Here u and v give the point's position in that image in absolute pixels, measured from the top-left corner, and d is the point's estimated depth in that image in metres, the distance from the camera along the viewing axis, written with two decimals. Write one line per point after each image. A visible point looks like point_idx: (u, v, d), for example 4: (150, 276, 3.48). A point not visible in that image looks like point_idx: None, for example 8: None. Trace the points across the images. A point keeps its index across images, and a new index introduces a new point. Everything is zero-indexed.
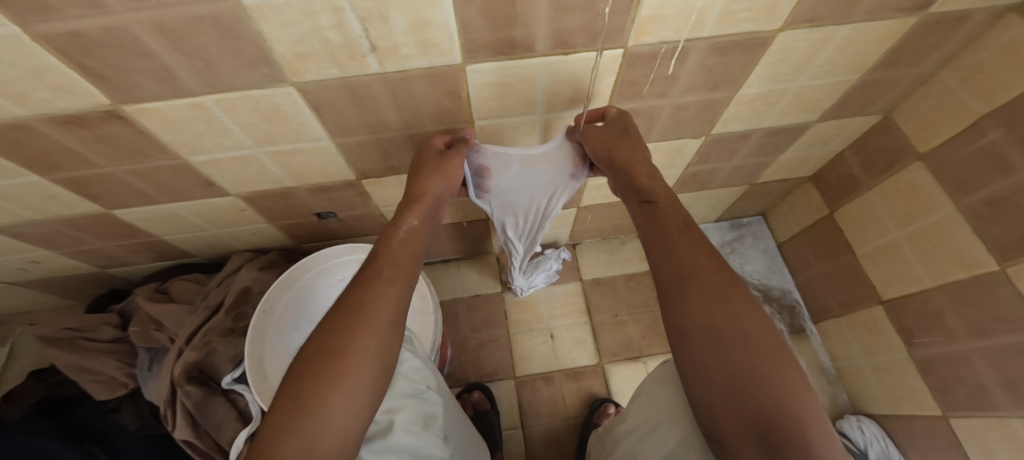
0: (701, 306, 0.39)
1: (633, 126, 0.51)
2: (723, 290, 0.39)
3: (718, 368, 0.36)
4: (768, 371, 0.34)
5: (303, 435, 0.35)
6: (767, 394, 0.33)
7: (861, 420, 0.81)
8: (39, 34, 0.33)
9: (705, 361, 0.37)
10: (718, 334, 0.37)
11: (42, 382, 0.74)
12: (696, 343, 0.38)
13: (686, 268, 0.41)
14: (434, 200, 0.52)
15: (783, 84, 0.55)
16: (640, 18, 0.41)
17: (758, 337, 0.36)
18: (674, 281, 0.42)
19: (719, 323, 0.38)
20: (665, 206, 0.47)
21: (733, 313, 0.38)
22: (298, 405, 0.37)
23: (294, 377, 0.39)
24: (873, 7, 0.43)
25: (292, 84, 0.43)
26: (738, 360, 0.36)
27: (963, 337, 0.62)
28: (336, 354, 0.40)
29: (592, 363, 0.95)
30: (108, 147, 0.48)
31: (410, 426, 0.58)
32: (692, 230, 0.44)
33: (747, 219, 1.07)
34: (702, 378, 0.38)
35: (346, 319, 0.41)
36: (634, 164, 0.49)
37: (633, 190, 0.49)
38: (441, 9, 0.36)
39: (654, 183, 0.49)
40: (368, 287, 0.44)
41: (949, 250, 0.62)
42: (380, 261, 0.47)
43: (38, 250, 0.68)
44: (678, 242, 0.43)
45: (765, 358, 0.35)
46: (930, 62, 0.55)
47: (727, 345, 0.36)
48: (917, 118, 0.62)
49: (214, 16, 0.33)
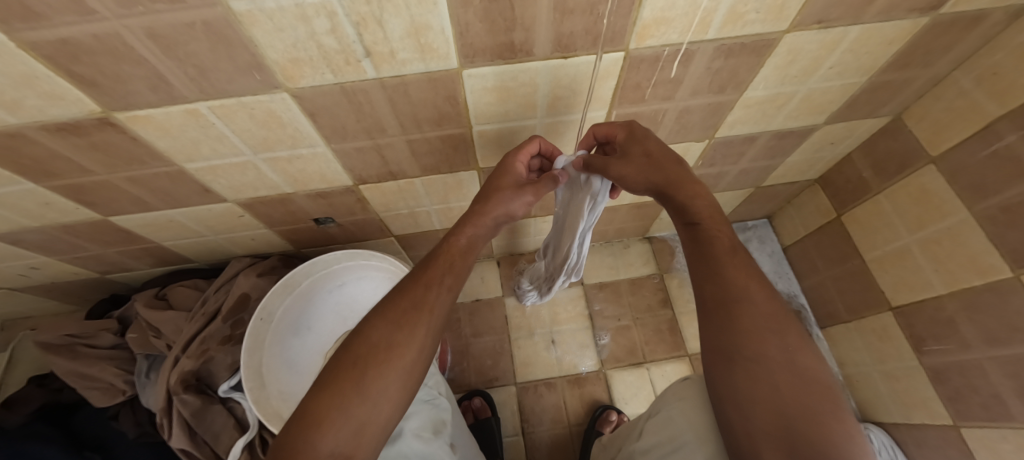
0: (750, 332, 0.38)
1: (654, 143, 0.47)
2: (773, 320, 0.38)
3: (766, 398, 0.35)
4: (818, 407, 0.33)
5: (354, 420, 0.35)
6: (820, 431, 0.32)
7: (871, 428, 0.78)
8: (28, 42, 0.32)
9: (751, 389, 0.36)
10: (767, 364, 0.36)
11: (42, 388, 0.74)
12: (742, 368, 0.37)
13: (735, 291, 0.39)
14: (493, 221, 0.51)
15: (791, 86, 0.54)
16: (643, 20, 0.39)
17: (810, 373, 0.36)
18: (721, 303, 0.40)
19: (769, 353, 0.37)
20: (711, 226, 0.43)
21: (784, 345, 0.37)
22: (359, 389, 0.36)
23: (355, 360, 0.38)
24: (885, 7, 0.42)
25: (287, 90, 0.42)
26: (788, 392, 0.35)
27: (977, 346, 0.60)
28: (402, 347, 0.39)
29: (595, 369, 0.93)
30: (103, 154, 0.47)
31: (421, 432, 0.58)
32: (740, 254, 0.42)
33: (753, 222, 1.05)
34: (743, 404, 0.36)
35: (411, 315, 0.41)
36: (681, 183, 0.44)
37: (680, 210, 0.45)
38: (438, 12, 0.35)
39: (696, 203, 0.44)
40: (428, 289, 0.43)
41: (962, 254, 0.61)
42: (439, 264, 0.46)
43: (37, 256, 0.68)
44: (727, 263, 0.41)
45: (815, 392, 0.34)
46: (943, 63, 0.53)
47: (776, 377, 0.35)
48: (929, 120, 0.61)
49: (206, 21, 0.33)
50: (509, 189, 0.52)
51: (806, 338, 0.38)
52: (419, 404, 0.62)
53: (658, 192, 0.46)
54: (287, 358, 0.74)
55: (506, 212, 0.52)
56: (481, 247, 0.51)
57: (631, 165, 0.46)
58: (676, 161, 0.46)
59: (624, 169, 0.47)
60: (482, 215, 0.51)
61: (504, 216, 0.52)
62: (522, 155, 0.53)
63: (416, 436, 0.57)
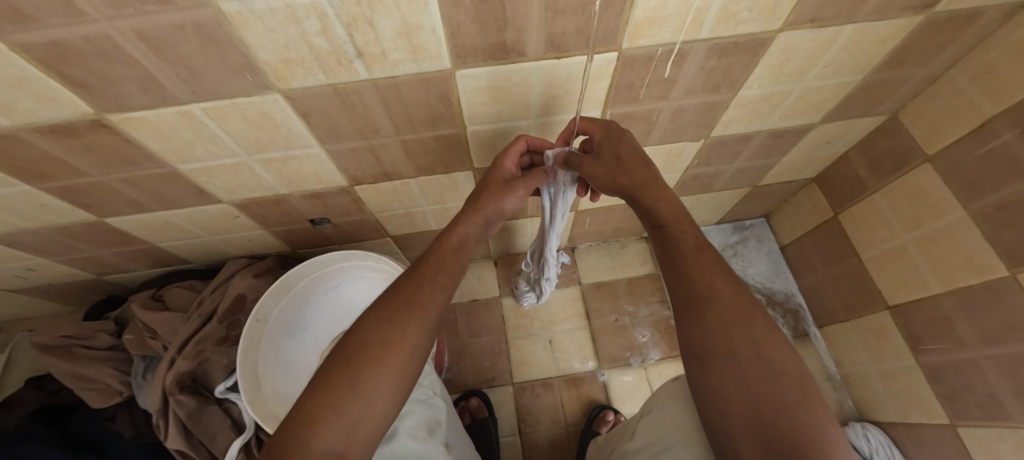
0: (720, 330, 0.38)
1: (626, 146, 0.48)
2: (742, 315, 0.38)
3: (737, 394, 0.35)
4: (788, 400, 0.33)
5: (347, 418, 0.35)
6: (793, 425, 0.32)
7: (867, 427, 0.79)
8: (19, 43, 0.32)
9: (724, 386, 0.36)
10: (738, 361, 0.36)
11: (39, 389, 0.74)
12: (714, 366, 0.37)
13: (702, 291, 0.40)
14: (485, 218, 0.52)
15: (785, 85, 0.54)
16: (636, 20, 0.39)
17: (781, 365, 0.35)
18: (691, 304, 0.40)
19: (739, 350, 0.37)
20: (675, 229, 0.44)
21: (754, 339, 0.37)
22: (353, 388, 0.36)
23: (348, 359, 0.38)
24: (879, 5, 0.42)
25: (280, 91, 0.42)
26: (759, 387, 0.35)
27: (974, 345, 0.60)
28: (395, 345, 0.39)
29: (593, 369, 0.93)
30: (96, 156, 0.47)
31: (415, 431, 0.59)
32: (707, 253, 0.42)
33: (751, 221, 1.05)
34: (719, 402, 0.36)
35: (404, 312, 0.41)
36: (645, 187, 0.46)
37: (645, 213, 0.47)
38: (429, 13, 0.35)
39: (661, 205, 0.46)
40: (421, 287, 0.43)
41: (958, 253, 0.60)
42: (433, 262, 0.46)
43: (33, 258, 0.68)
44: (694, 264, 0.42)
45: (786, 385, 0.34)
46: (939, 61, 0.53)
47: (747, 373, 0.35)
48: (925, 119, 0.60)
49: (196, 23, 0.33)
50: (499, 186, 0.53)
51: (777, 330, 0.38)
52: (414, 403, 0.62)
53: (626, 194, 0.48)
54: (283, 359, 0.74)
55: (498, 209, 0.52)
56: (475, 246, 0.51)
57: (598, 164, 0.49)
58: (643, 163, 0.47)
59: (592, 167, 0.49)
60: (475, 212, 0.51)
61: (495, 213, 0.52)
62: (511, 155, 0.54)
63: (411, 435, 0.57)
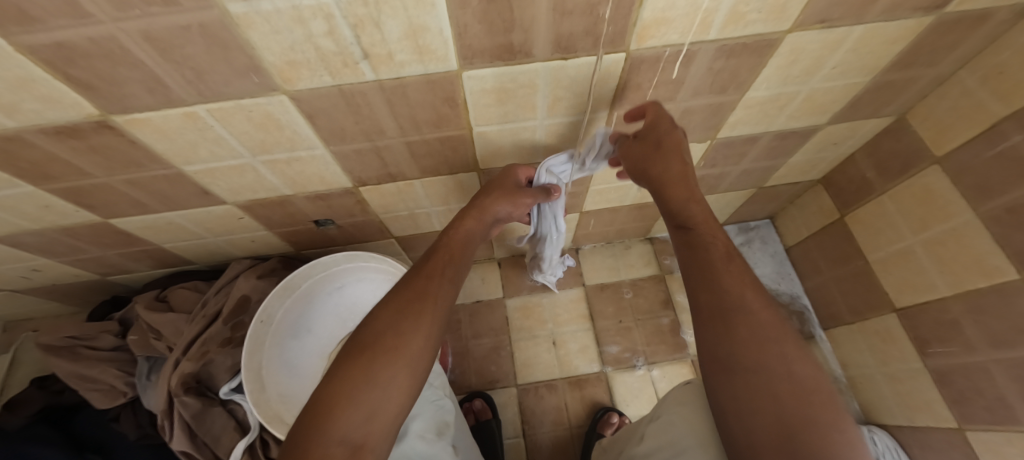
0: (751, 341, 0.37)
1: (671, 131, 0.49)
2: (771, 328, 0.38)
3: (765, 410, 0.35)
4: (816, 417, 0.33)
5: (365, 406, 0.35)
6: (823, 443, 0.32)
7: (874, 430, 0.78)
8: (25, 45, 0.32)
9: (750, 402, 0.36)
10: (768, 374, 0.36)
11: (43, 390, 0.74)
12: (742, 379, 0.37)
13: (731, 300, 0.39)
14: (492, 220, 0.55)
15: (792, 86, 0.53)
16: (644, 21, 0.39)
17: (807, 381, 0.35)
18: (719, 315, 0.39)
19: (767, 362, 0.36)
20: (705, 232, 0.44)
21: (782, 353, 0.36)
22: (369, 376, 0.36)
23: (365, 345, 0.38)
24: (888, 6, 0.41)
25: (285, 92, 0.42)
26: (788, 401, 0.34)
27: (982, 348, 0.60)
28: (410, 335, 0.39)
29: (597, 371, 0.93)
30: (101, 157, 0.47)
31: (425, 433, 0.58)
32: (736, 261, 0.42)
33: (755, 222, 1.04)
34: (745, 416, 0.36)
35: (416, 304, 0.41)
36: (679, 184, 0.48)
37: (673, 213, 0.48)
38: (436, 14, 0.35)
39: (691, 207, 0.46)
40: (431, 281, 0.44)
41: (966, 256, 0.60)
42: (441, 256, 0.48)
43: (38, 258, 0.68)
44: (723, 271, 0.41)
45: (812, 402, 0.34)
46: (947, 62, 0.52)
47: (777, 387, 0.35)
48: (933, 120, 0.60)
49: (202, 24, 0.32)
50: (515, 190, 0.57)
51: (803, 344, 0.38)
52: (425, 404, 0.62)
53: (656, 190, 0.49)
54: (287, 360, 0.75)
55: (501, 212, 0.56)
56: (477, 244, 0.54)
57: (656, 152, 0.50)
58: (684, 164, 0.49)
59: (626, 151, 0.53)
60: (484, 211, 0.54)
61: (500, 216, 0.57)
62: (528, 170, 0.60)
63: (421, 437, 0.57)
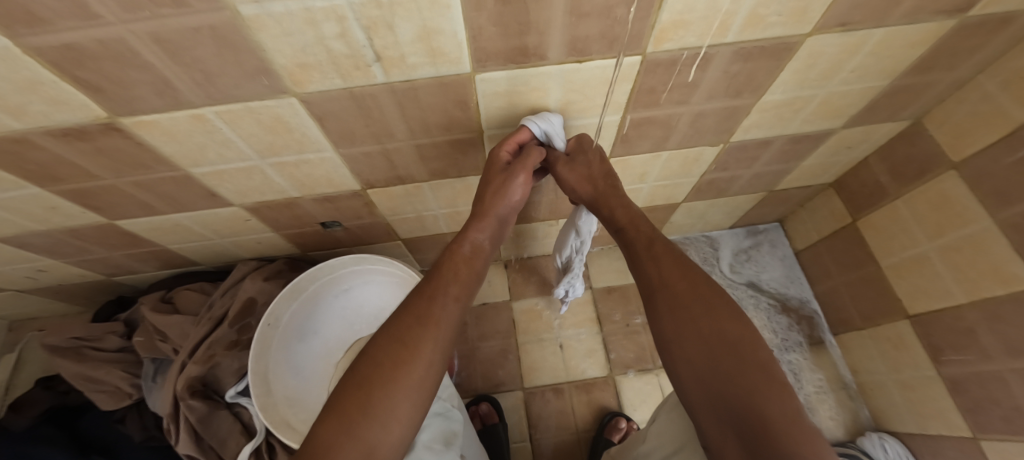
0: (668, 315, 0.41)
1: (596, 155, 0.54)
2: (687, 298, 0.41)
3: (692, 374, 0.37)
4: (727, 367, 0.35)
5: (364, 443, 0.34)
6: (735, 393, 0.33)
7: (884, 437, 0.79)
8: (33, 47, 0.31)
9: (684, 366, 0.38)
10: (685, 341, 0.38)
11: (49, 391, 0.74)
12: (671, 352, 0.40)
13: (653, 284, 0.44)
14: (498, 220, 0.52)
15: (809, 90, 0.52)
16: (661, 23, 0.38)
17: (723, 335, 0.37)
18: (648, 298, 0.44)
19: (686, 329, 0.39)
20: (630, 231, 0.49)
21: (697, 317, 0.39)
22: (367, 411, 0.36)
23: (365, 376, 0.38)
24: (911, 10, 0.40)
25: (295, 95, 0.41)
26: (703, 360, 0.37)
27: (998, 357, 0.59)
28: (409, 364, 0.38)
29: (604, 375, 0.92)
30: (108, 159, 0.47)
31: (432, 444, 0.56)
32: (660, 248, 0.46)
33: (764, 225, 1.03)
34: (683, 385, 0.38)
35: (415, 329, 0.40)
36: (608, 193, 0.53)
37: (609, 218, 0.52)
38: (451, 16, 0.34)
39: (619, 209, 0.51)
40: (433, 301, 0.43)
41: (984, 263, 0.59)
42: (446, 275, 0.46)
43: (43, 259, 0.67)
44: (646, 261, 0.46)
45: (729, 353, 0.36)
46: (967, 66, 0.51)
47: (694, 350, 0.38)
48: (951, 124, 0.59)
49: (213, 26, 0.32)
50: (501, 176, 0.51)
51: (732, 307, 0.39)
52: (432, 416, 0.60)
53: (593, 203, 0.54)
54: (293, 363, 0.74)
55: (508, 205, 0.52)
56: (489, 253, 0.51)
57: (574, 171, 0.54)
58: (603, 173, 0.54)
59: (569, 172, 0.54)
60: (484, 216, 0.51)
61: (507, 209, 0.52)
62: (508, 144, 0.50)
63: (428, 448, 0.54)
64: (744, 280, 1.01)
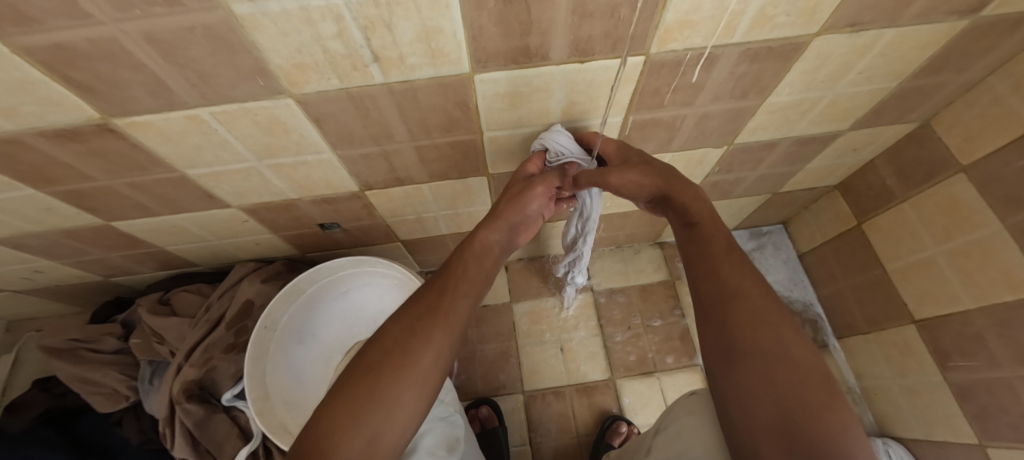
0: (747, 325, 0.36)
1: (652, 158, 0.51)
2: (768, 311, 0.37)
3: (764, 395, 0.33)
4: (814, 396, 0.32)
5: (368, 429, 0.33)
6: (822, 426, 0.30)
7: (888, 443, 0.77)
8: (22, 46, 0.30)
9: (750, 389, 0.34)
10: (765, 358, 0.34)
11: (46, 393, 0.74)
12: (741, 365, 0.35)
13: (730, 288, 0.39)
14: (508, 223, 0.53)
15: (816, 91, 0.51)
16: (666, 23, 0.37)
17: (805, 365, 0.34)
18: (714, 302, 0.39)
19: (766, 346, 0.35)
20: (706, 227, 0.44)
21: (781, 338, 0.35)
22: (373, 397, 0.35)
23: (370, 365, 0.37)
24: (923, 10, 0.39)
25: (292, 96, 0.40)
26: (782, 383, 0.33)
27: (1007, 364, 0.58)
28: (418, 353, 0.38)
29: (605, 378, 0.92)
30: (102, 161, 0.46)
31: (435, 450, 0.55)
32: (737, 253, 0.41)
33: (768, 227, 1.02)
34: (745, 405, 0.34)
35: (426, 319, 0.40)
36: (678, 188, 0.48)
37: (680, 212, 0.47)
38: (451, 16, 0.33)
39: (696, 205, 0.46)
40: (443, 295, 0.43)
41: (992, 268, 0.58)
42: (455, 270, 0.46)
43: (39, 260, 0.67)
44: (722, 261, 0.41)
45: (816, 388, 0.32)
46: (978, 68, 0.50)
47: (773, 371, 0.34)
48: (961, 127, 0.58)
49: (206, 25, 0.31)
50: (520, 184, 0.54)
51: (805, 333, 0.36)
52: (435, 421, 0.59)
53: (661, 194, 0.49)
54: (292, 365, 0.74)
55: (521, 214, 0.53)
56: (497, 255, 0.51)
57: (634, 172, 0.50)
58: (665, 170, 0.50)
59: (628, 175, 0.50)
60: (496, 218, 0.52)
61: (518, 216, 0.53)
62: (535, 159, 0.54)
63: (429, 453, 0.54)
64: None
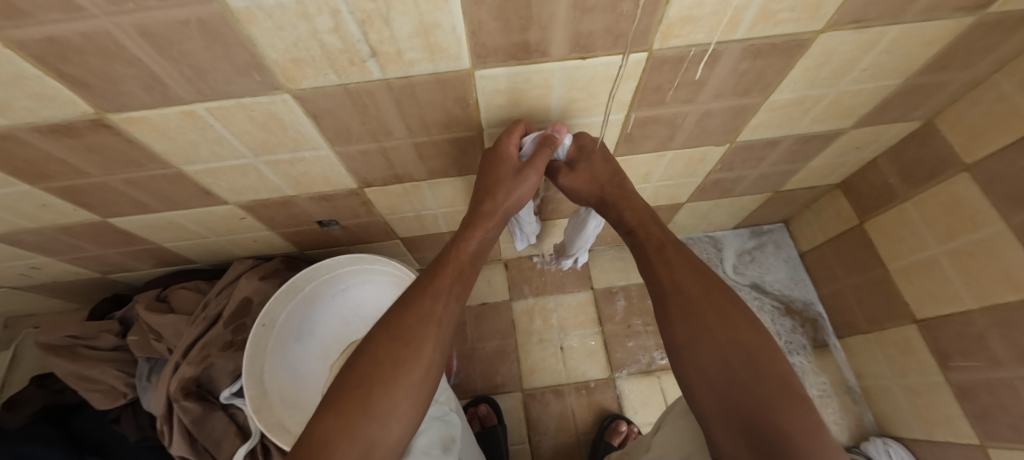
0: (687, 323, 0.42)
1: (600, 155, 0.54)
2: (704, 307, 0.42)
3: (712, 383, 0.39)
4: (749, 376, 0.37)
5: (362, 441, 0.35)
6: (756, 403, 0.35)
7: (888, 442, 0.78)
8: (13, 40, 0.30)
9: (704, 379, 0.39)
10: (708, 350, 0.40)
11: (43, 389, 0.74)
12: (689, 359, 0.41)
13: (668, 290, 0.45)
14: (503, 216, 0.51)
15: (820, 89, 0.51)
16: (669, 19, 0.36)
17: (739, 347, 0.39)
18: (661, 304, 0.45)
19: (708, 340, 0.40)
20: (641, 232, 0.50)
21: (717, 329, 0.41)
22: (366, 411, 0.36)
23: (361, 379, 0.38)
24: (929, 6, 0.39)
25: (289, 91, 0.39)
26: (724, 369, 0.38)
27: (1008, 364, 0.58)
28: (409, 365, 0.39)
29: (604, 377, 0.92)
30: (98, 156, 0.45)
31: (430, 449, 0.54)
32: (670, 251, 0.48)
33: (769, 226, 1.01)
34: (698, 393, 0.40)
35: (418, 329, 0.40)
36: (615, 193, 0.54)
37: (619, 218, 0.54)
38: (449, 10, 0.32)
39: (627, 212, 0.52)
40: (435, 301, 0.43)
41: (994, 268, 0.58)
42: (449, 272, 0.45)
43: (36, 256, 0.66)
44: (660, 265, 0.47)
45: (749, 366, 0.38)
46: (984, 65, 0.50)
47: (716, 360, 0.39)
48: (964, 125, 0.57)
49: (200, 19, 0.30)
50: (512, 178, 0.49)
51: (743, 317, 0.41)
52: (431, 420, 0.59)
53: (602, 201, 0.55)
54: (291, 363, 0.73)
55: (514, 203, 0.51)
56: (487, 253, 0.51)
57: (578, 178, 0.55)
58: (610, 171, 0.54)
59: (572, 181, 0.56)
60: (491, 215, 0.50)
61: (514, 205, 0.51)
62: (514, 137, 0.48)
63: (425, 452, 0.53)
64: (748, 281, 1.00)
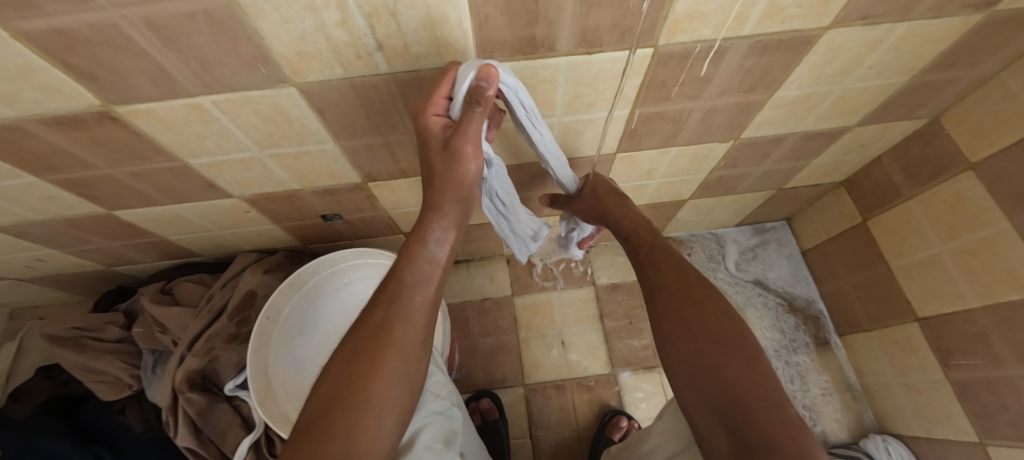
0: (668, 315, 0.44)
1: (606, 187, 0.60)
2: (685, 298, 0.44)
3: (688, 367, 0.41)
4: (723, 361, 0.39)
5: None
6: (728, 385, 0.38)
7: (888, 440, 0.78)
8: (22, 31, 0.30)
9: (682, 364, 0.42)
10: (686, 337, 0.42)
11: (50, 380, 0.76)
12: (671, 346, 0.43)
13: (655, 286, 0.47)
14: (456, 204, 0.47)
15: (825, 85, 0.50)
16: (676, 14, 0.36)
17: (717, 335, 0.41)
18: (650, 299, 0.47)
19: (685, 328, 0.43)
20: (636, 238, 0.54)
21: (697, 318, 0.43)
22: (326, 429, 0.36)
23: (319, 401, 0.38)
24: (937, 3, 0.38)
25: (295, 85, 0.39)
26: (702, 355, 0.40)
27: (1010, 363, 0.58)
28: (365, 379, 0.39)
29: (606, 372, 0.92)
30: (104, 148, 0.45)
31: (433, 444, 0.55)
32: (661, 252, 0.50)
33: (771, 224, 1.01)
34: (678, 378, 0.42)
35: (370, 340, 0.40)
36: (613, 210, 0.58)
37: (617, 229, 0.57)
38: (455, 4, 0.32)
39: (626, 221, 0.56)
40: (391, 305, 0.42)
41: (998, 267, 0.58)
42: (404, 274, 0.44)
43: (43, 248, 0.67)
44: (652, 264, 0.50)
45: (726, 353, 0.40)
46: (991, 63, 0.49)
47: (693, 346, 0.41)
48: (970, 124, 0.57)
49: (208, 11, 0.30)
50: (443, 157, 0.44)
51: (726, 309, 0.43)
52: (431, 415, 0.59)
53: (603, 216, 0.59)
54: (294, 356, 0.73)
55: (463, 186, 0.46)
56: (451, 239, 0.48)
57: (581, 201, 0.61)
58: (616, 195, 0.59)
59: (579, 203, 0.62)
60: (438, 203, 0.46)
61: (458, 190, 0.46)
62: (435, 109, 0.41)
63: (428, 448, 0.53)
64: (751, 278, 1.00)
